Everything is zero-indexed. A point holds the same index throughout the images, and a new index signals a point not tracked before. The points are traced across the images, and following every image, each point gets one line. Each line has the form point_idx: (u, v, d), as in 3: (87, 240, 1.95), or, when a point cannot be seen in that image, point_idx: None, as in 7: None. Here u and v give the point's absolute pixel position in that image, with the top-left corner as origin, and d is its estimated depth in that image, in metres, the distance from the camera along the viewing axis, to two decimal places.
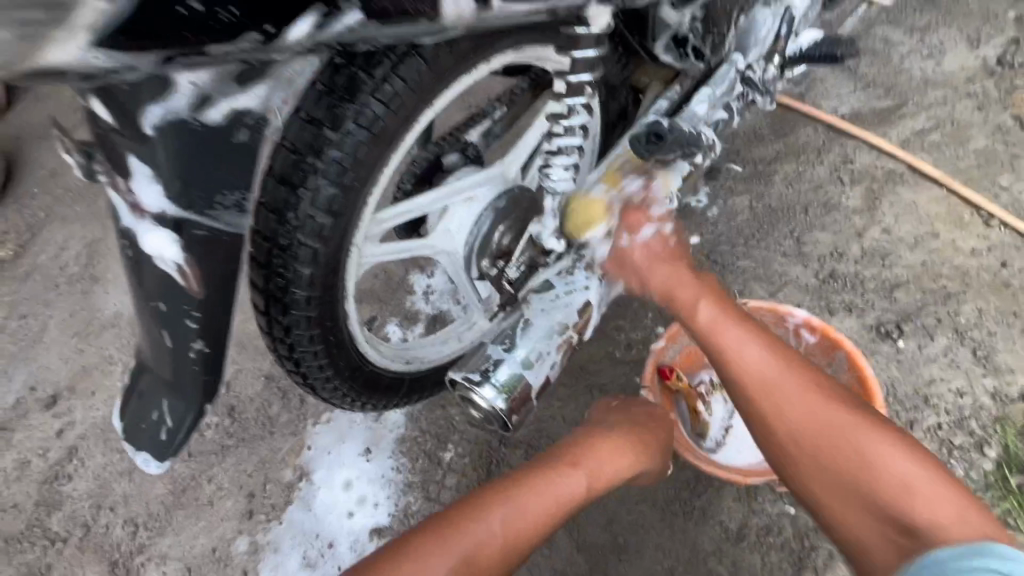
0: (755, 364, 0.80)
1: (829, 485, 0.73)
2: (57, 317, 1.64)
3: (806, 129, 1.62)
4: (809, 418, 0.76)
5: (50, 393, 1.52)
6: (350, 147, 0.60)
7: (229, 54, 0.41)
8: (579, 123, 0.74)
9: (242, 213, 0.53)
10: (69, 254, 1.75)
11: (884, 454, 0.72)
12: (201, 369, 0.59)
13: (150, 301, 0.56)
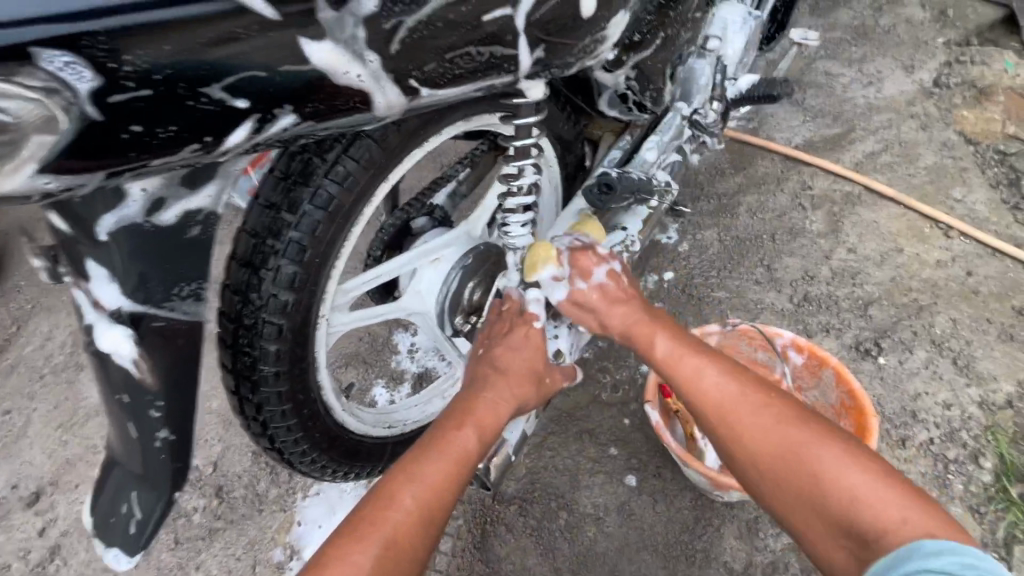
0: (710, 387, 0.76)
1: (794, 505, 0.68)
2: (41, 410, 1.63)
3: (764, 161, 1.69)
4: (767, 438, 0.71)
5: (32, 489, 1.48)
6: (307, 225, 0.63)
7: (172, 163, 0.45)
8: (530, 182, 0.78)
9: (197, 301, 0.56)
10: (54, 344, 1.76)
11: (840, 465, 0.66)
12: (168, 458, 0.60)
13: (114, 393, 0.57)
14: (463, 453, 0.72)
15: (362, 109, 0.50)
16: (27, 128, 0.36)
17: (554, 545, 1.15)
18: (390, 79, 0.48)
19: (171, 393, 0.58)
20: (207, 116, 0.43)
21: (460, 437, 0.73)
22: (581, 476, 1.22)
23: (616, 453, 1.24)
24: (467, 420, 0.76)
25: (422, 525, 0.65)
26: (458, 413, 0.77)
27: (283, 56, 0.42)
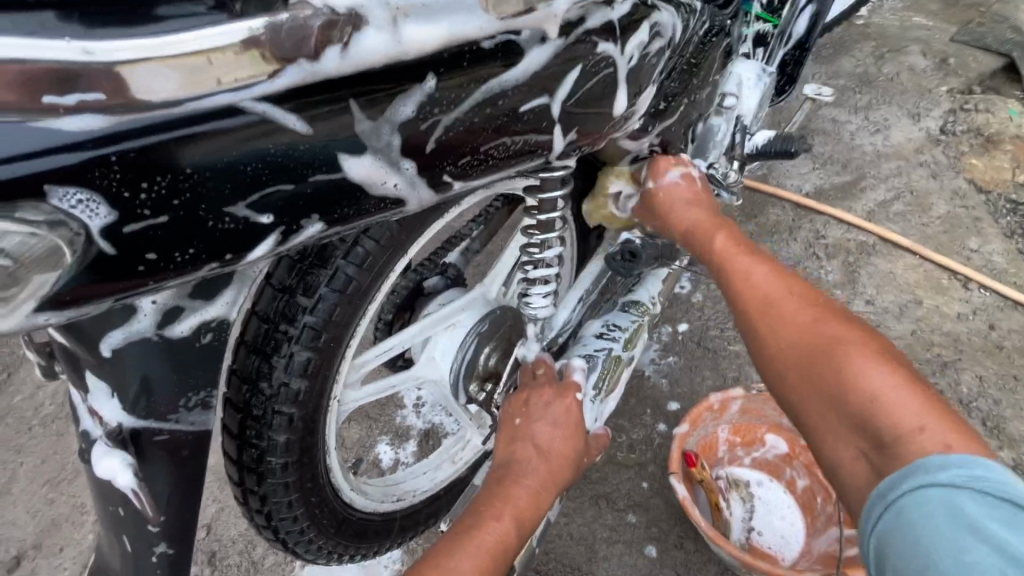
0: (762, 287, 0.72)
1: (818, 406, 0.61)
2: (29, 464, 1.55)
3: (775, 209, 1.68)
4: (812, 338, 0.64)
5: (13, 553, 1.40)
6: (323, 311, 0.60)
7: (188, 280, 0.42)
8: (553, 255, 0.74)
9: (204, 409, 0.52)
10: (46, 392, 1.70)
11: (870, 369, 0.58)
12: (164, 572, 0.56)
13: (109, 504, 0.53)
14: (500, 543, 0.64)
15: (392, 208, 0.48)
16: (33, 272, 0.34)
17: None
18: (424, 182, 0.48)
19: (168, 510, 0.53)
20: (228, 234, 0.41)
21: (496, 525, 0.65)
22: (598, 546, 1.16)
23: (634, 521, 1.18)
24: (501, 509, 0.67)
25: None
26: (490, 499, 0.69)
27: (316, 165, 0.41)
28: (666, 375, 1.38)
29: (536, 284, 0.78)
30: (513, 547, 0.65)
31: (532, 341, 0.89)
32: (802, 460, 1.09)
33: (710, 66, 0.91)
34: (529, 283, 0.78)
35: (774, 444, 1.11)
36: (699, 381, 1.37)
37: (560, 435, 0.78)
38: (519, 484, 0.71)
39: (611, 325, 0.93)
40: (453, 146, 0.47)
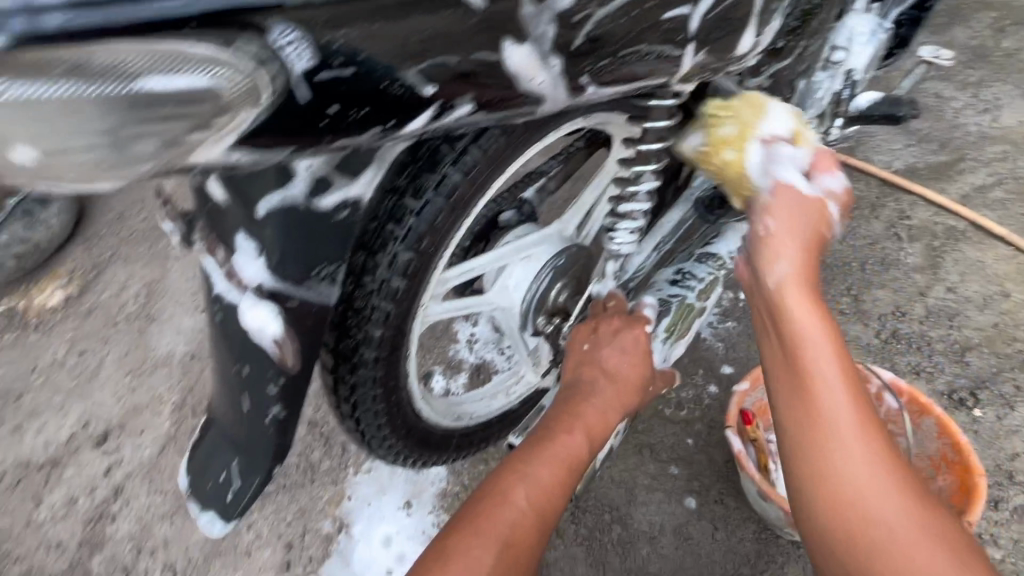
0: (828, 402, 0.61)
1: (888, 573, 0.56)
2: (114, 354, 1.71)
3: (859, 184, 1.59)
4: (874, 491, 0.58)
5: (101, 429, 1.56)
6: (429, 213, 0.62)
7: (349, 144, 0.46)
8: (647, 190, 0.76)
9: (330, 284, 0.56)
10: (130, 293, 1.84)
11: (942, 556, 0.55)
12: (274, 434, 0.61)
13: (235, 364, 0.58)
14: (573, 458, 0.75)
15: (531, 105, 0.52)
16: (237, 107, 0.37)
17: (606, 559, 1.12)
18: (565, 84, 0.51)
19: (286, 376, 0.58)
20: (397, 100, 0.44)
21: (569, 442, 0.77)
22: (637, 492, 1.19)
23: (677, 473, 1.20)
24: (520, 493, 0.69)
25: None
26: (513, 480, 0.70)
27: (479, 41, 0.44)
28: (722, 339, 1.37)
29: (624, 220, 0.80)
30: (582, 461, 0.77)
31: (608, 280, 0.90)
32: None
33: (829, 12, 0.85)
34: (618, 218, 0.80)
35: None
36: (757, 349, 1.35)
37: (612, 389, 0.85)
38: (547, 460, 0.74)
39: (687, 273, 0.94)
40: (598, 45, 0.50)
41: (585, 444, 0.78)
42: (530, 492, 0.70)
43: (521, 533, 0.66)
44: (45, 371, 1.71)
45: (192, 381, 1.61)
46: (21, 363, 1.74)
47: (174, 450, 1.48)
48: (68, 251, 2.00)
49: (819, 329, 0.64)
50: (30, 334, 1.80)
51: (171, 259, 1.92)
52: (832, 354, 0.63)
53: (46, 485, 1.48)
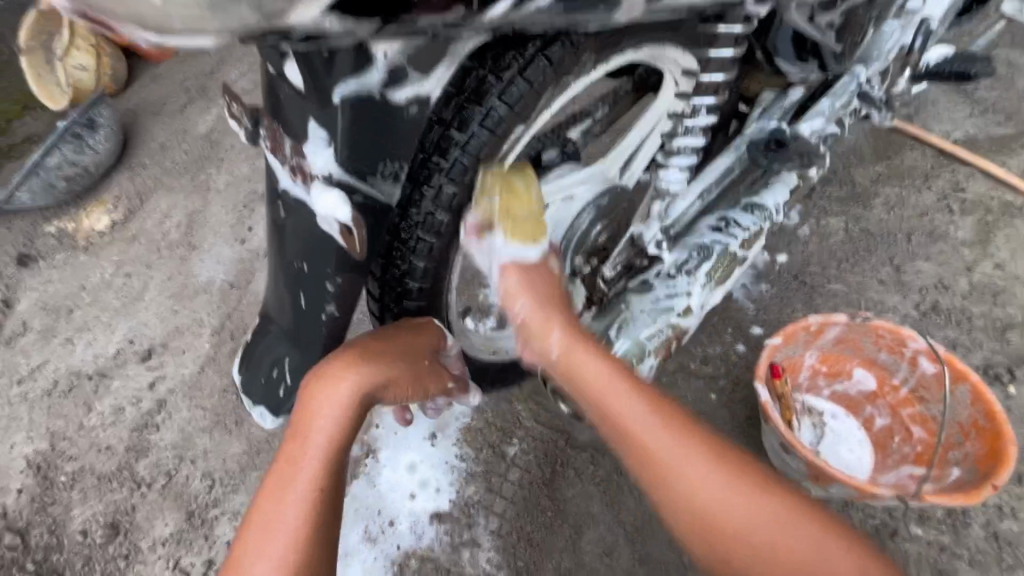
0: (658, 448, 0.75)
1: (731, 548, 0.72)
2: (157, 279, 1.78)
3: (913, 152, 1.53)
4: (721, 503, 0.73)
5: (145, 347, 1.64)
6: (474, 147, 0.66)
7: (429, 27, 0.48)
8: (705, 122, 0.73)
9: (394, 182, 0.61)
10: (172, 222, 1.90)
11: (785, 514, 0.72)
12: (328, 331, 0.71)
13: (297, 261, 0.66)
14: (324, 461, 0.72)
15: (606, 9, 0.51)
16: None
17: (621, 500, 1.17)
18: None
19: (341, 272, 0.65)
20: None
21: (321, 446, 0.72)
22: None
23: None
24: (280, 537, 0.67)
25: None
26: (275, 518, 0.68)
27: None
28: (754, 301, 1.36)
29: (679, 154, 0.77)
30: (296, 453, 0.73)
31: (653, 221, 0.86)
32: (887, 400, 1.07)
33: None
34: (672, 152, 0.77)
35: (860, 379, 1.09)
36: (789, 312, 1.34)
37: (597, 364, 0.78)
38: (294, 488, 0.70)
39: (731, 221, 0.92)
40: None
41: (331, 445, 0.72)
42: (289, 519, 0.68)
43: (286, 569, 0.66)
44: (94, 291, 1.79)
45: (231, 308, 1.67)
46: (72, 282, 1.83)
47: (213, 371, 1.56)
48: (113, 178, 2.05)
49: (638, 395, 0.78)
50: (80, 255, 1.89)
51: (211, 190, 1.95)
52: (642, 402, 0.77)
53: (96, 394, 1.58)
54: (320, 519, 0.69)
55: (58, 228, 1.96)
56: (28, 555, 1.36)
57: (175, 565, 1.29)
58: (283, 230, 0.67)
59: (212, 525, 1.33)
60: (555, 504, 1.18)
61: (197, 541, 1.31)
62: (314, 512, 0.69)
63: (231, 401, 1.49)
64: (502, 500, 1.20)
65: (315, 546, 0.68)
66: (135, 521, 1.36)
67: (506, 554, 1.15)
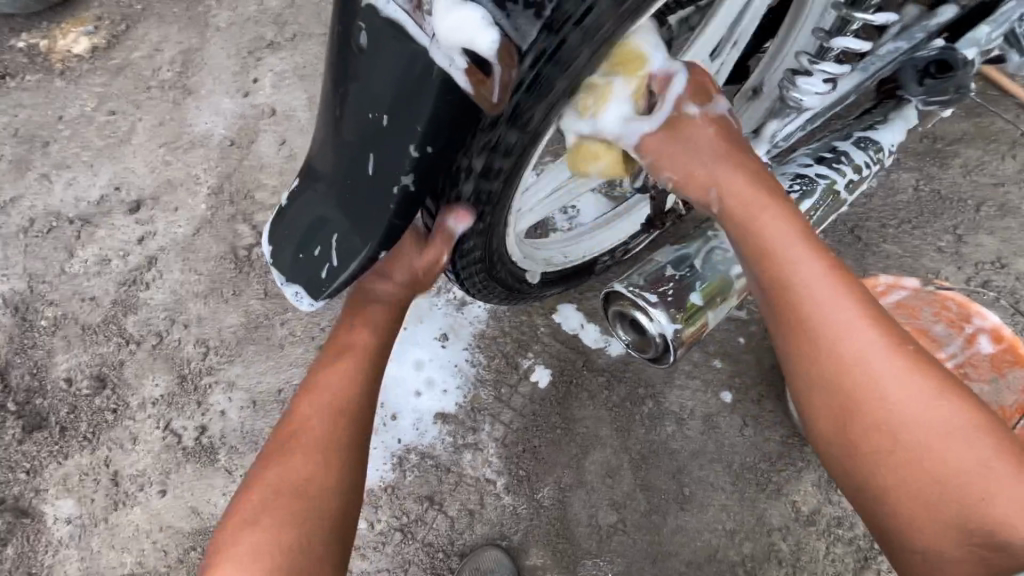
0: (845, 329, 0.67)
1: (910, 463, 0.64)
2: (146, 122, 1.58)
3: (1007, 114, 1.36)
4: (904, 415, 0.64)
5: (134, 198, 1.48)
6: (596, 18, 0.56)
7: None
8: (882, 20, 0.70)
9: (532, 20, 0.51)
10: (164, 57, 1.65)
11: (985, 451, 0.62)
12: (393, 212, 0.60)
13: (373, 111, 0.55)
14: (328, 388, 0.76)
15: None
16: None
17: (630, 428, 1.15)
18: None
19: (430, 131, 0.54)
20: None
21: (329, 377, 0.77)
22: (677, 374, 1.18)
23: (720, 366, 1.18)
24: (317, 410, 0.75)
25: (297, 504, 0.68)
26: (313, 396, 0.76)
27: None
28: None
29: (824, 61, 0.74)
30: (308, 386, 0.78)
31: (762, 141, 0.83)
32: None
33: None
34: (817, 59, 0.74)
35: None
36: None
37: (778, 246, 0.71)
38: (334, 371, 0.78)
39: (843, 153, 0.83)
40: None
41: (370, 342, 0.80)
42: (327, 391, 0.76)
43: (324, 436, 0.73)
44: (73, 124, 1.59)
45: (230, 168, 1.50)
46: (47, 110, 1.61)
47: (209, 234, 1.42)
48: None
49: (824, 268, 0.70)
50: (55, 80, 1.65)
51: (211, 26, 1.67)
52: (826, 273, 0.69)
53: (78, 240, 1.45)
54: (354, 398, 0.76)
55: (28, 43, 1.69)
56: (8, 395, 1.30)
57: (165, 427, 1.26)
58: (354, 67, 0.54)
59: (205, 393, 1.28)
60: (564, 423, 1.16)
61: (189, 406, 1.27)
62: (353, 392, 0.76)
63: (228, 269, 1.38)
64: (510, 410, 1.17)
65: (348, 423, 0.75)
66: (123, 377, 1.30)
67: (509, 462, 1.14)
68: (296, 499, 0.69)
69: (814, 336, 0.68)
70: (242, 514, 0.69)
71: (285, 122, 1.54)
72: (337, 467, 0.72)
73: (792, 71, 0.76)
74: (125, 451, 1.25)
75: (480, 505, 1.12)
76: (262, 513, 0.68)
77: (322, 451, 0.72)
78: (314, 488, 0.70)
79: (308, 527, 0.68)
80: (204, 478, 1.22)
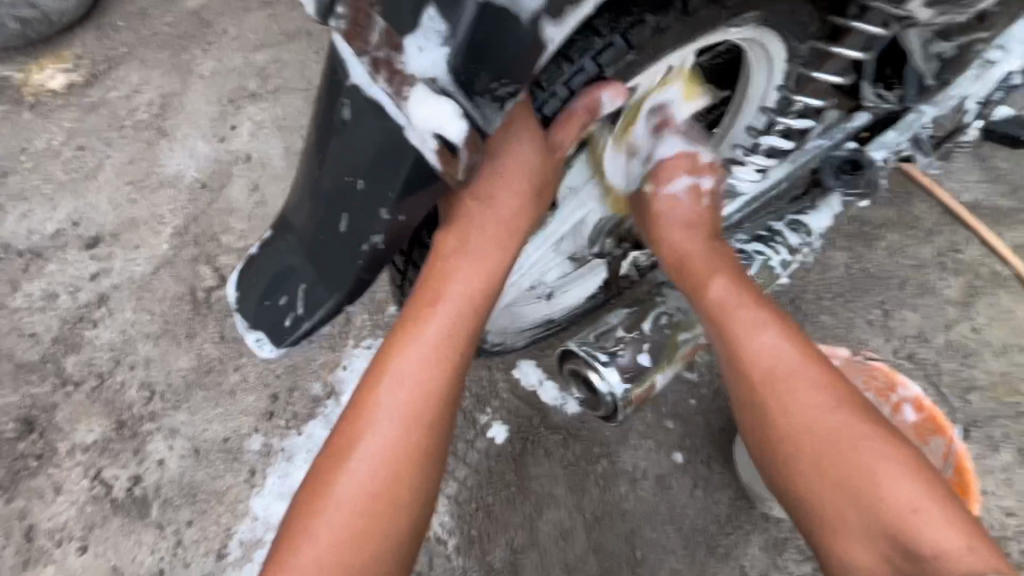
0: (771, 357, 0.78)
1: (827, 481, 0.72)
2: (115, 159, 1.57)
3: (922, 205, 1.52)
4: (824, 439, 0.74)
5: (92, 233, 1.46)
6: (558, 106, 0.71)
7: None
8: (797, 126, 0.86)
9: (499, 109, 0.55)
10: (142, 99, 1.68)
11: (907, 478, 0.70)
12: (362, 266, 0.62)
13: (350, 175, 0.59)
14: (408, 380, 0.74)
15: None
16: None
17: (585, 486, 1.15)
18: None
19: (401, 198, 0.58)
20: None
21: (406, 371, 0.74)
22: (631, 434, 1.20)
23: (672, 427, 1.21)
24: (390, 409, 0.73)
25: (371, 519, 0.69)
26: (387, 394, 0.73)
27: None
28: None
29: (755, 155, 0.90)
30: (381, 369, 0.75)
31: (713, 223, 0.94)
32: None
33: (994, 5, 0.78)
34: (749, 152, 0.90)
35: None
36: None
37: (727, 280, 0.83)
38: (409, 363, 0.74)
39: (778, 234, 0.95)
40: None
41: (451, 330, 0.76)
42: (404, 390, 0.73)
43: (401, 447, 0.72)
44: (37, 157, 1.57)
45: (198, 211, 1.49)
46: (12, 141, 1.60)
47: (169, 274, 1.40)
48: (78, 33, 1.78)
49: (752, 309, 0.81)
50: (24, 113, 1.64)
51: (193, 74, 1.72)
52: (755, 309, 0.81)
53: (25, 274, 1.40)
54: (429, 401, 0.74)
55: (2, 75, 1.70)
56: None
57: (94, 476, 1.18)
58: (337, 137, 0.59)
59: (144, 441, 1.21)
60: (519, 480, 1.15)
61: (124, 454, 1.20)
62: (427, 398, 0.74)
63: (184, 310, 1.35)
64: (465, 467, 1.16)
65: (422, 433, 0.73)
66: (54, 421, 1.22)
67: (461, 521, 1.12)
68: (372, 513, 0.69)
69: (744, 380, 0.79)
70: (318, 521, 0.69)
71: (259, 169, 1.56)
72: (412, 482, 0.72)
73: (728, 160, 0.92)
74: (45, 502, 1.15)
75: (429, 567, 1.08)
76: (339, 521, 0.69)
77: (394, 461, 0.71)
78: (387, 503, 0.70)
79: (376, 545, 0.69)
80: (132, 534, 1.13)
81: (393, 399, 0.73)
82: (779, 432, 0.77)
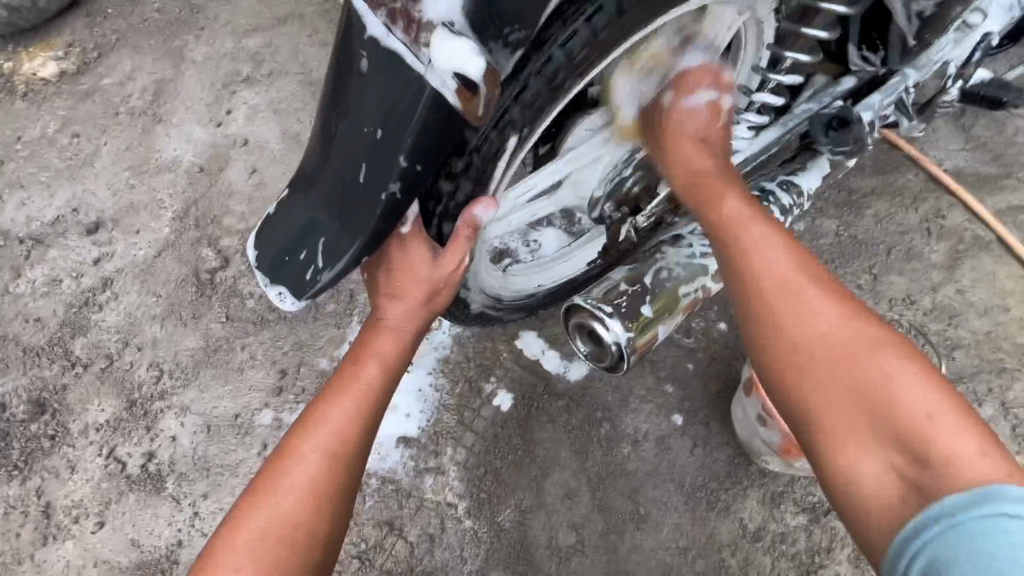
0: (779, 271, 0.80)
1: (838, 392, 0.72)
2: (111, 146, 1.57)
3: (907, 173, 1.57)
4: (840, 354, 0.74)
5: (92, 219, 1.46)
6: (556, 69, 0.70)
7: None
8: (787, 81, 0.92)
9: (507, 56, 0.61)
10: (135, 85, 1.68)
11: (917, 387, 0.70)
12: (381, 213, 0.66)
13: (370, 126, 0.62)
14: (337, 421, 0.77)
15: None
16: None
17: (588, 450, 1.19)
18: None
19: (417, 144, 0.62)
20: None
21: (336, 410, 0.78)
22: (631, 398, 1.24)
23: (671, 391, 1.25)
24: (316, 448, 0.75)
25: (284, 552, 0.70)
26: (312, 432, 0.76)
27: None
28: None
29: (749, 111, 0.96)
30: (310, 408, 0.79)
31: None
32: None
33: None
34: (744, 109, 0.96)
35: None
36: None
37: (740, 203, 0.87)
38: (339, 405, 0.78)
39: (770, 195, 0.98)
40: None
41: (375, 382, 0.80)
42: (326, 438, 0.76)
43: (320, 483, 0.74)
44: (32, 145, 1.57)
45: (198, 194, 1.51)
46: (6, 130, 1.59)
47: (172, 257, 1.41)
48: (68, 21, 1.77)
49: (765, 230, 0.84)
50: (17, 102, 1.64)
51: (186, 59, 1.72)
52: (767, 231, 0.84)
53: (27, 260, 1.40)
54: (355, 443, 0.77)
55: None
56: None
57: (108, 453, 1.20)
58: (354, 87, 0.62)
59: (156, 418, 1.23)
60: (525, 445, 1.19)
61: (137, 432, 1.22)
62: (350, 437, 0.77)
63: (189, 292, 1.36)
64: (472, 433, 1.19)
65: (342, 473, 0.75)
66: (65, 403, 1.24)
67: (470, 485, 1.15)
68: (289, 543, 0.70)
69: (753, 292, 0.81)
70: (226, 558, 0.69)
71: (256, 152, 1.57)
72: (327, 515, 0.73)
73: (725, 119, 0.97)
74: (61, 481, 1.17)
75: (440, 530, 1.12)
76: (246, 561, 0.69)
77: (315, 492, 0.73)
78: (302, 535, 0.71)
79: None
80: (149, 508, 1.16)
81: (318, 434, 0.76)
82: (791, 347, 0.77)
